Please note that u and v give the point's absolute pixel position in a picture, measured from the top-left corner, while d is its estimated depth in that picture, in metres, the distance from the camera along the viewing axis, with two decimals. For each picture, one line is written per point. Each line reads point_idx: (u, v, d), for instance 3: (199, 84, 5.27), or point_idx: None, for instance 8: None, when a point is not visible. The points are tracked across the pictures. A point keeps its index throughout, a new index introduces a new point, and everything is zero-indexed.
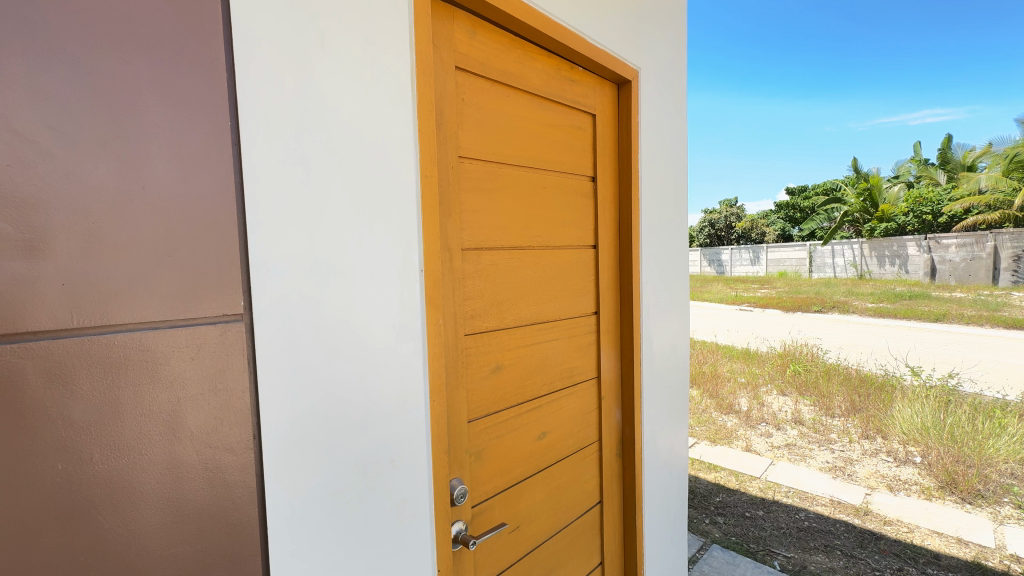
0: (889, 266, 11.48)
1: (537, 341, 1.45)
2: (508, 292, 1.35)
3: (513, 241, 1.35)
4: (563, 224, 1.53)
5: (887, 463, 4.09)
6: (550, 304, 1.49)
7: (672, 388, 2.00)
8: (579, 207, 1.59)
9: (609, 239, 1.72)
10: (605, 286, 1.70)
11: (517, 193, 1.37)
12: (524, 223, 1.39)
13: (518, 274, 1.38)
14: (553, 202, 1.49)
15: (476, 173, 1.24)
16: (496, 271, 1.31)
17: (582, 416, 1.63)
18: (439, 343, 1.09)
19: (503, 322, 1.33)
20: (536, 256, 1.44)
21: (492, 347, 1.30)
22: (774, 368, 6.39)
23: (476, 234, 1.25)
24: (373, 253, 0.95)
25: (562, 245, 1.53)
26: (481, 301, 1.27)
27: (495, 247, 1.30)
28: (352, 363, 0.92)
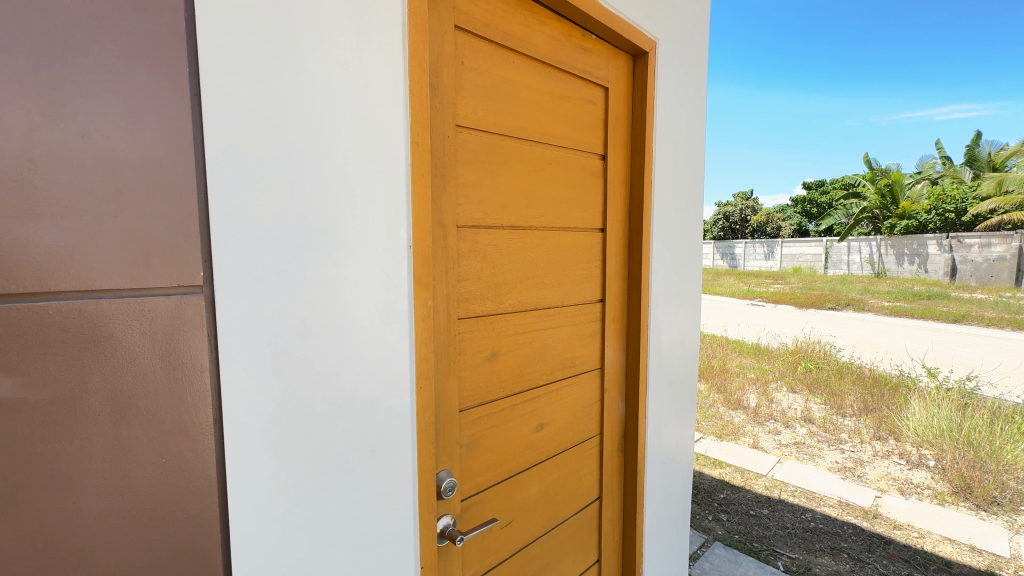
0: (908, 264, 11.22)
1: (536, 327, 1.36)
2: (508, 275, 1.26)
3: (513, 218, 1.26)
4: (567, 203, 1.42)
5: (898, 465, 4.01)
6: (551, 290, 1.40)
7: (680, 382, 1.91)
8: (587, 187, 1.49)
9: (619, 224, 1.62)
10: (611, 272, 1.60)
11: (519, 168, 1.27)
12: (526, 200, 1.29)
13: (517, 255, 1.28)
14: (557, 179, 1.38)
15: (475, 144, 1.15)
16: (494, 252, 1.22)
17: (583, 409, 1.55)
18: (428, 326, 1.01)
19: (501, 306, 1.25)
20: (538, 238, 1.34)
21: (487, 332, 1.22)
22: (784, 365, 6.33)
23: (475, 210, 1.16)
24: (355, 225, 0.87)
25: (566, 226, 1.43)
26: (478, 283, 1.18)
27: (494, 225, 1.21)
28: (329, 344, 0.84)
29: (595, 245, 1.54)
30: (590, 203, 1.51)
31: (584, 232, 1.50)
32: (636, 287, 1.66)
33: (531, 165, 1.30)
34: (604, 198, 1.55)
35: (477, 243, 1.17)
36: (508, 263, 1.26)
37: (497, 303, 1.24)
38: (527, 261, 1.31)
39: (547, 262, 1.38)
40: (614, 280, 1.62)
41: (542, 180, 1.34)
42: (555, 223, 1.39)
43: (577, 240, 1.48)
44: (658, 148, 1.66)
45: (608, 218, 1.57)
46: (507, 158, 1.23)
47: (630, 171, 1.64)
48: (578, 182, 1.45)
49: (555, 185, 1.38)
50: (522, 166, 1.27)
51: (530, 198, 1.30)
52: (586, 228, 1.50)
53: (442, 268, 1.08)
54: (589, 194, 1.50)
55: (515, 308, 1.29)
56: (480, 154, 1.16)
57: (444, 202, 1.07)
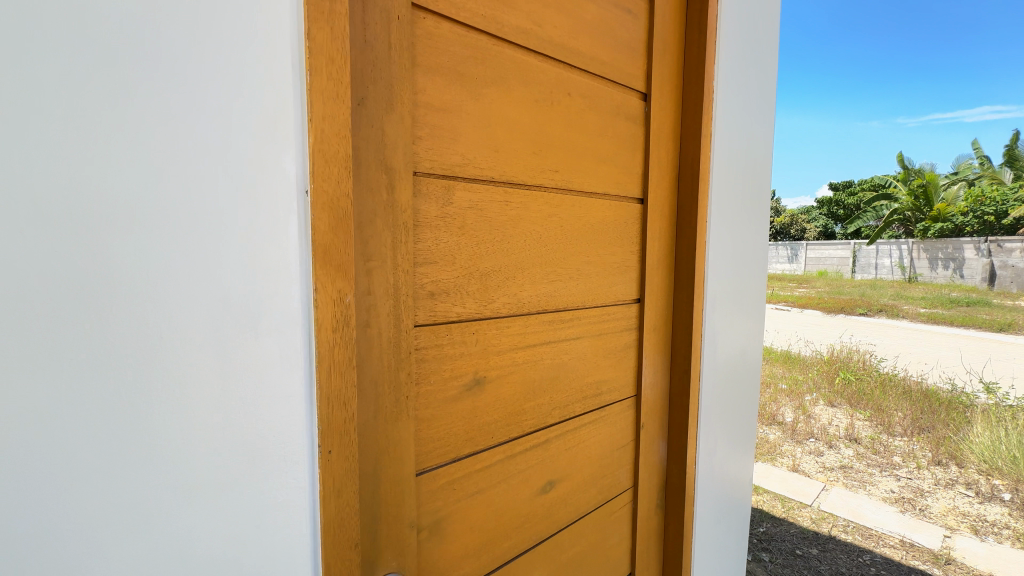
0: (950, 268, 10.45)
1: (545, 339, 0.92)
2: (502, 259, 0.82)
3: (513, 172, 0.82)
4: (594, 157, 0.98)
5: (966, 498, 3.46)
6: (568, 283, 0.95)
7: (738, 411, 1.44)
8: (621, 136, 1.04)
9: (663, 192, 1.17)
10: (650, 257, 1.15)
11: (525, 95, 0.83)
12: (534, 145, 0.85)
13: (519, 229, 0.84)
14: (580, 120, 0.94)
15: (449, 44, 0.71)
16: (481, 222, 0.78)
17: (610, 453, 1.10)
18: (348, 339, 0.57)
19: (492, 306, 0.81)
20: (551, 206, 0.90)
21: (468, 347, 0.78)
22: (820, 375, 5.76)
23: (450, 151, 0.72)
24: (170, 142, 0.44)
25: (591, 192, 0.98)
26: (452, 270, 0.74)
27: (482, 180, 0.77)
28: (103, 378, 0.42)
29: (629, 220, 1.10)
30: (626, 160, 1.06)
31: (616, 202, 1.05)
32: (684, 281, 1.20)
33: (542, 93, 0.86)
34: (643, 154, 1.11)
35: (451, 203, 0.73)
36: (504, 241, 0.82)
37: (484, 301, 0.80)
38: (532, 239, 0.87)
39: (562, 241, 0.93)
40: (655, 269, 1.16)
41: (558, 118, 0.89)
42: (575, 186, 0.95)
43: (606, 213, 1.03)
44: (716, 90, 1.21)
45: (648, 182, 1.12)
46: (505, 76, 0.79)
47: (678, 120, 1.19)
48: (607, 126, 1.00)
49: (576, 127, 0.93)
50: (529, 91, 0.83)
51: (542, 145, 0.86)
52: (617, 195, 1.05)
53: (389, 240, 0.64)
54: (625, 147, 1.05)
55: (512, 310, 0.85)
56: (462, 62, 0.73)
57: (393, 127, 0.64)
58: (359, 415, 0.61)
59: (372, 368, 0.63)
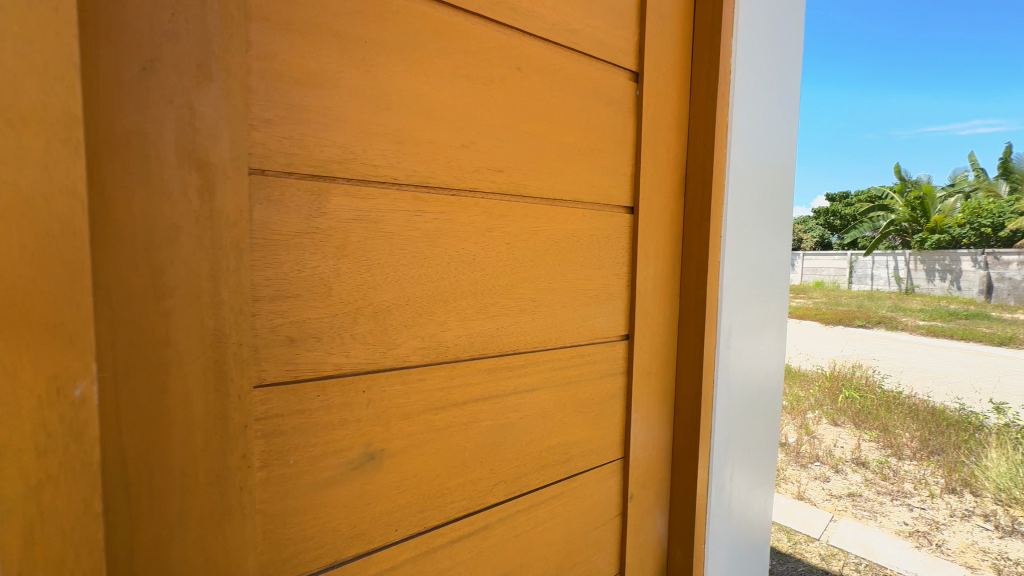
0: (951, 280, 10.27)
1: (482, 392, 0.76)
2: (410, 296, 0.66)
3: (428, 176, 0.67)
4: (556, 168, 0.83)
5: (984, 531, 3.20)
6: (520, 321, 0.79)
7: (747, 460, 1.23)
8: (596, 144, 0.89)
9: (660, 210, 1.01)
10: (643, 286, 0.97)
11: (446, 95, 0.68)
12: (457, 143, 0.70)
13: (438, 250, 0.69)
14: (534, 119, 0.79)
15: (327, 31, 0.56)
16: (376, 244, 0.62)
17: (580, 532, 0.90)
18: (106, 389, 0.44)
19: (395, 353, 0.65)
20: (489, 223, 0.74)
21: (352, 412, 0.62)
22: (823, 392, 5.52)
23: (323, 141, 0.57)
24: None
25: (548, 206, 0.83)
26: (325, 309, 0.59)
27: (374, 182, 0.62)
28: None
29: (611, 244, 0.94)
30: (603, 172, 0.91)
31: (591, 221, 0.90)
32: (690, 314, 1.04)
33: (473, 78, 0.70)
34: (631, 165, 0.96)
35: (323, 215, 0.58)
36: (411, 270, 0.66)
37: (378, 350, 0.64)
38: (459, 269, 0.71)
39: (508, 275, 0.77)
40: (648, 299, 1.00)
41: (496, 111, 0.74)
42: (527, 197, 0.79)
43: (577, 234, 0.87)
44: (722, 89, 1.05)
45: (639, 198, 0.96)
46: (416, 52, 0.64)
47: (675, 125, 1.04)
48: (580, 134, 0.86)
49: (529, 128, 0.78)
50: (455, 75, 0.68)
51: (471, 142, 0.71)
52: (593, 215, 0.90)
53: (203, 265, 0.50)
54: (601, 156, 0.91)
55: (427, 360, 0.69)
56: (353, 34, 0.58)
57: (213, 110, 0.49)
58: (126, 491, 0.46)
59: (164, 429, 0.48)
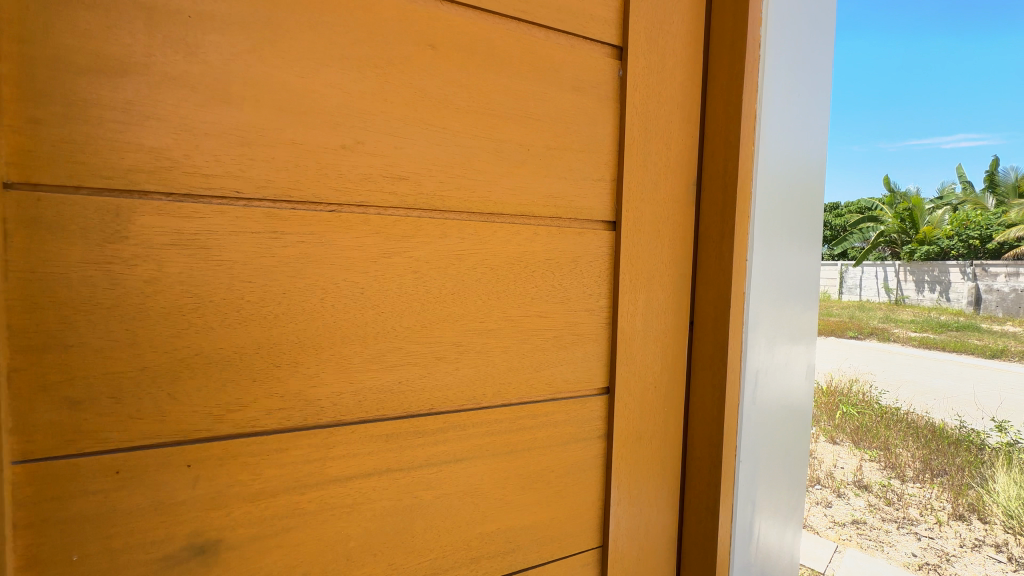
0: (942, 291, 10.20)
1: (376, 464, 0.65)
2: (262, 349, 0.59)
3: (292, 188, 0.59)
4: (493, 186, 0.70)
5: (996, 563, 2.98)
6: (439, 373, 0.67)
7: (771, 513, 1.04)
8: (558, 159, 0.75)
9: (666, 244, 0.85)
10: (632, 335, 0.82)
11: (317, 123, 0.60)
12: (334, 144, 0.60)
13: (303, 285, 0.60)
14: (455, 122, 0.67)
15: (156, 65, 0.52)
16: (208, 280, 0.57)
17: None
18: None
19: (239, 413, 0.58)
20: (386, 247, 0.63)
21: (160, 484, 0.55)
22: (818, 408, 5.33)
23: (143, 149, 0.53)
24: None
25: (484, 233, 0.69)
26: (139, 361, 0.53)
27: (211, 201, 0.56)
28: None
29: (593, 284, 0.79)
30: (576, 197, 0.77)
31: (556, 255, 0.75)
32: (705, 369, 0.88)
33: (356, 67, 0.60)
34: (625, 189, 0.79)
35: (129, 243, 0.53)
36: (256, 315, 0.59)
37: (207, 411, 0.57)
38: (329, 315, 0.61)
39: (412, 317, 0.65)
40: (646, 351, 0.84)
41: (397, 107, 0.63)
42: (448, 214, 0.67)
43: (529, 269, 0.73)
44: (746, 95, 0.87)
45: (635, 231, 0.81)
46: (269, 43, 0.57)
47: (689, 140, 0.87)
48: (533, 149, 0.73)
49: (448, 132, 0.66)
50: (330, 66, 0.59)
51: (357, 144, 0.61)
52: (562, 248, 0.76)
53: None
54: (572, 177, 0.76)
55: (283, 427, 0.60)
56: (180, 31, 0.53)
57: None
58: None
59: None
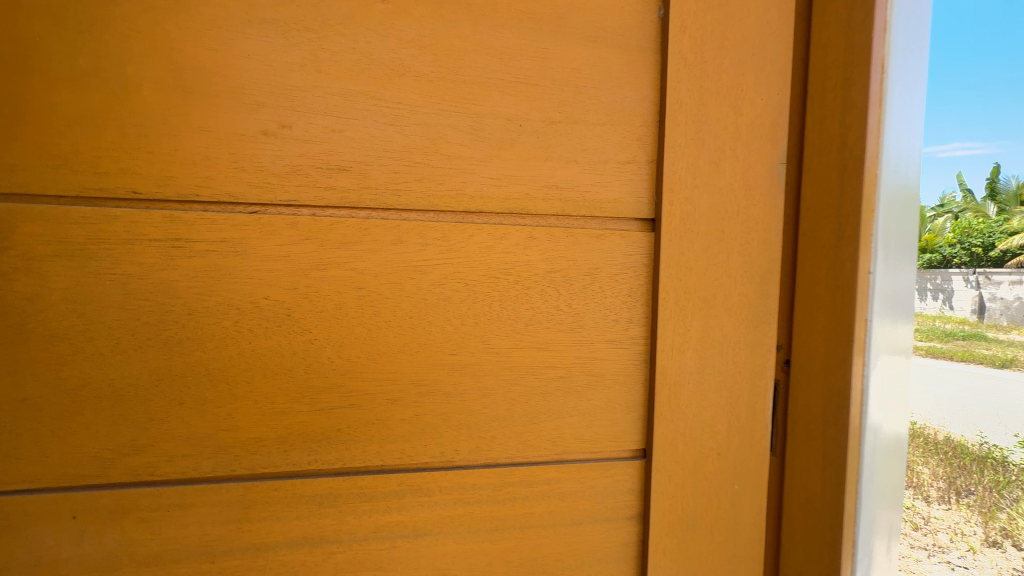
0: None
1: (311, 532, 0.51)
2: (162, 382, 0.47)
3: (197, 183, 0.47)
4: (468, 178, 0.54)
5: None
6: (392, 421, 0.52)
7: None
8: (565, 139, 0.56)
9: (741, 253, 0.59)
10: (682, 380, 0.59)
11: (239, 107, 0.48)
12: (250, 128, 0.48)
13: (214, 303, 0.48)
14: (411, 96, 0.52)
15: (43, 46, 0.43)
16: (99, 295, 0.45)
17: None
18: None
19: (129, 461, 0.46)
20: (319, 257, 0.50)
21: (41, 541, 0.45)
22: None
23: (8, 137, 0.43)
24: None
25: (455, 239, 0.53)
26: (8, 394, 0.44)
27: (100, 199, 0.45)
28: None
29: (620, 306, 0.58)
30: (593, 189, 0.57)
31: (563, 268, 0.56)
32: (805, 440, 0.59)
33: (275, 32, 0.48)
34: (667, 177, 0.57)
35: (3, 253, 0.43)
36: (155, 339, 0.46)
37: (96, 456, 0.46)
38: (246, 338, 0.48)
39: (352, 344, 0.51)
40: (705, 402, 0.60)
41: (330, 81, 0.50)
42: (403, 214, 0.53)
43: (522, 286, 0.55)
44: (885, 31, 0.54)
45: (687, 236, 0.58)
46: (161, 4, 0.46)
47: (783, 100, 0.59)
48: (524, 126, 0.55)
49: (403, 110, 0.52)
50: (241, 31, 0.48)
51: (281, 127, 0.49)
52: (572, 258, 0.57)
53: None
54: (585, 162, 0.57)
55: (185, 479, 0.48)
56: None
57: None
58: None
59: None
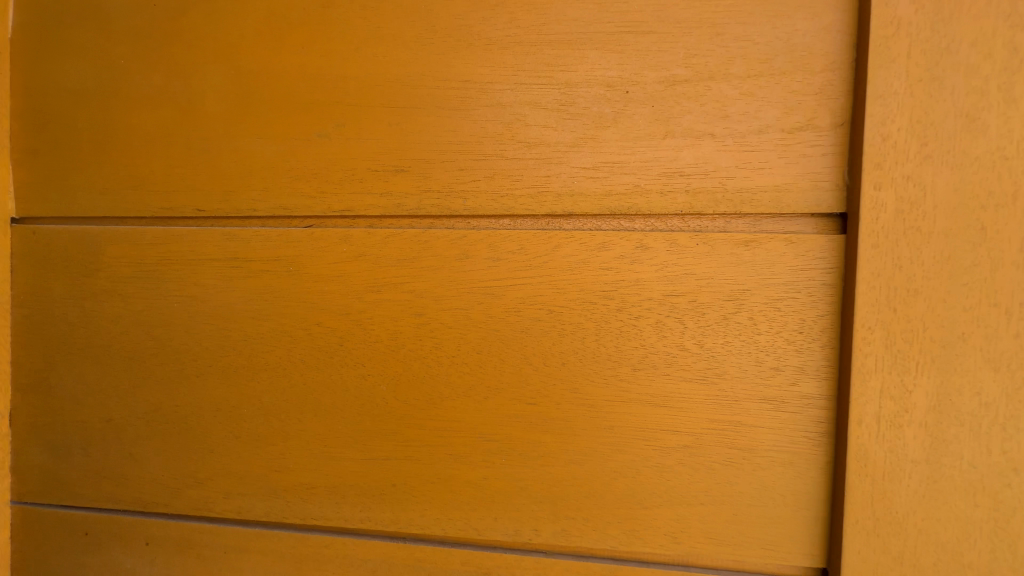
0: None
1: None
2: (220, 415, 0.43)
3: (252, 197, 0.42)
4: (554, 170, 0.40)
5: None
6: (456, 482, 0.42)
7: None
8: (695, 102, 0.38)
9: (1022, 264, 0.35)
10: (898, 470, 0.36)
11: (292, 105, 0.41)
12: (304, 129, 0.41)
13: (267, 330, 0.42)
14: (480, 70, 0.40)
15: (123, 65, 0.43)
16: (167, 317, 0.43)
17: None
18: None
19: (193, 495, 0.44)
20: (373, 278, 0.41)
21: (121, 565, 0.45)
22: None
23: (97, 160, 0.44)
24: None
25: (536, 252, 0.40)
26: (96, 415, 0.44)
27: (171, 218, 0.43)
28: None
29: (782, 346, 0.39)
30: (739, 174, 0.38)
31: (691, 291, 0.39)
32: None
33: (329, 15, 0.41)
34: (869, 146, 0.36)
35: (94, 274, 0.44)
36: (214, 368, 0.43)
37: (166, 484, 0.44)
38: (297, 369, 0.42)
39: (409, 383, 0.41)
40: (943, 513, 0.36)
41: (386, 63, 0.41)
42: (471, 221, 0.41)
43: (628, 316, 0.40)
44: None
45: (912, 237, 0.35)
46: (220, 3, 0.42)
47: None
48: (630, 92, 0.39)
49: (470, 88, 0.40)
50: (295, 18, 0.41)
51: (335, 127, 0.41)
52: (704, 276, 0.39)
53: None
54: (726, 135, 0.38)
55: (242, 520, 0.44)
56: (129, 10, 0.42)
57: None
58: None
59: None
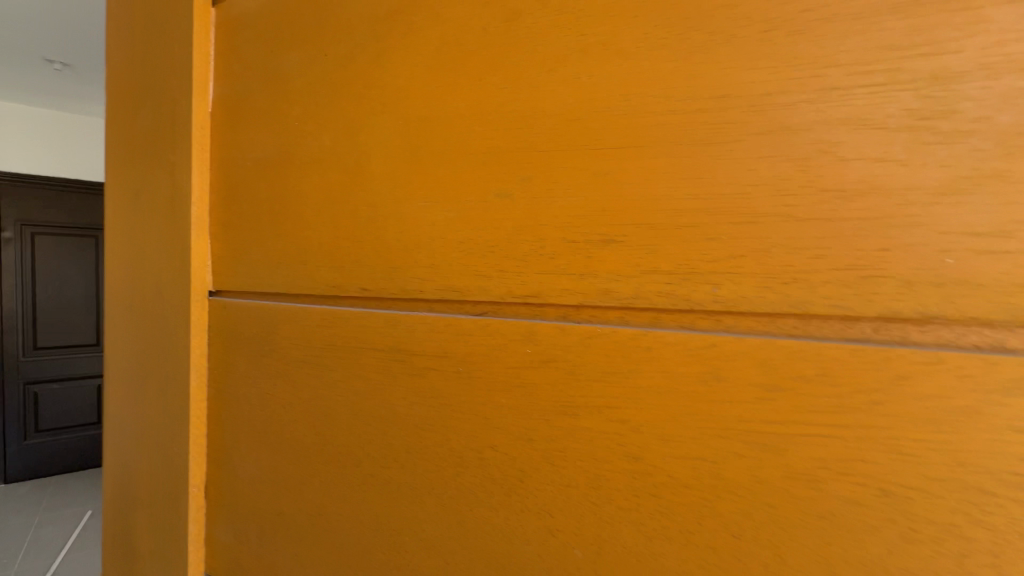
0: None
1: None
2: (379, 537, 0.36)
3: (420, 276, 0.33)
4: (901, 240, 0.21)
5: None
6: None
7: None
8: None
9: None
10: None
11: (470, 158, 0.31)
12: (483, 188, 0.31)
13: (433, 446, 0.33)
14: (746, 77, 0.24)
15: (301, 126, 0.38)
16: (332, 412, 0.37)
17: None
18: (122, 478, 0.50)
19: None
20: (569, 397, 0.29)
21: None
22: None
23: (275, 233, 0.40)
24: None
25: (856, 387, 0.22)
26: (268, 504, 0.41)
27: (338, 296, 0.38)
28: None
29: None
30: None
31: None
32: None
33: (516, 31, 0.30)
34: None
35: (271, 354, 0.41)
36: (375, 480, 0.35)
37: None
38: (465, 500, 0.32)
39: (616, 559, 0.28)
40: None
41: (593, 86, 0.28)
42: (725, 320, 0.26)
43: None
44: None
45: None
46: (390, 42, 0.34)
47: None
48: None
49: (728, 108, 0.25)
50: (473, 45, 0.31)
51: (522, 182, 0.30)
52: None
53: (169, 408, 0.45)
54: None
55: None
56: (304, 67, 0.38)
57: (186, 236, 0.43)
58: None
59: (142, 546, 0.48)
